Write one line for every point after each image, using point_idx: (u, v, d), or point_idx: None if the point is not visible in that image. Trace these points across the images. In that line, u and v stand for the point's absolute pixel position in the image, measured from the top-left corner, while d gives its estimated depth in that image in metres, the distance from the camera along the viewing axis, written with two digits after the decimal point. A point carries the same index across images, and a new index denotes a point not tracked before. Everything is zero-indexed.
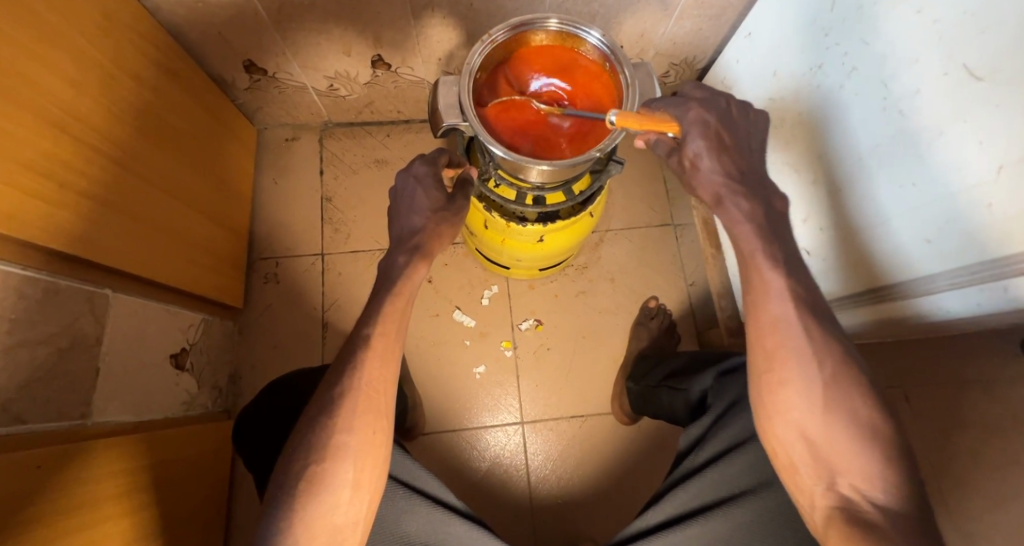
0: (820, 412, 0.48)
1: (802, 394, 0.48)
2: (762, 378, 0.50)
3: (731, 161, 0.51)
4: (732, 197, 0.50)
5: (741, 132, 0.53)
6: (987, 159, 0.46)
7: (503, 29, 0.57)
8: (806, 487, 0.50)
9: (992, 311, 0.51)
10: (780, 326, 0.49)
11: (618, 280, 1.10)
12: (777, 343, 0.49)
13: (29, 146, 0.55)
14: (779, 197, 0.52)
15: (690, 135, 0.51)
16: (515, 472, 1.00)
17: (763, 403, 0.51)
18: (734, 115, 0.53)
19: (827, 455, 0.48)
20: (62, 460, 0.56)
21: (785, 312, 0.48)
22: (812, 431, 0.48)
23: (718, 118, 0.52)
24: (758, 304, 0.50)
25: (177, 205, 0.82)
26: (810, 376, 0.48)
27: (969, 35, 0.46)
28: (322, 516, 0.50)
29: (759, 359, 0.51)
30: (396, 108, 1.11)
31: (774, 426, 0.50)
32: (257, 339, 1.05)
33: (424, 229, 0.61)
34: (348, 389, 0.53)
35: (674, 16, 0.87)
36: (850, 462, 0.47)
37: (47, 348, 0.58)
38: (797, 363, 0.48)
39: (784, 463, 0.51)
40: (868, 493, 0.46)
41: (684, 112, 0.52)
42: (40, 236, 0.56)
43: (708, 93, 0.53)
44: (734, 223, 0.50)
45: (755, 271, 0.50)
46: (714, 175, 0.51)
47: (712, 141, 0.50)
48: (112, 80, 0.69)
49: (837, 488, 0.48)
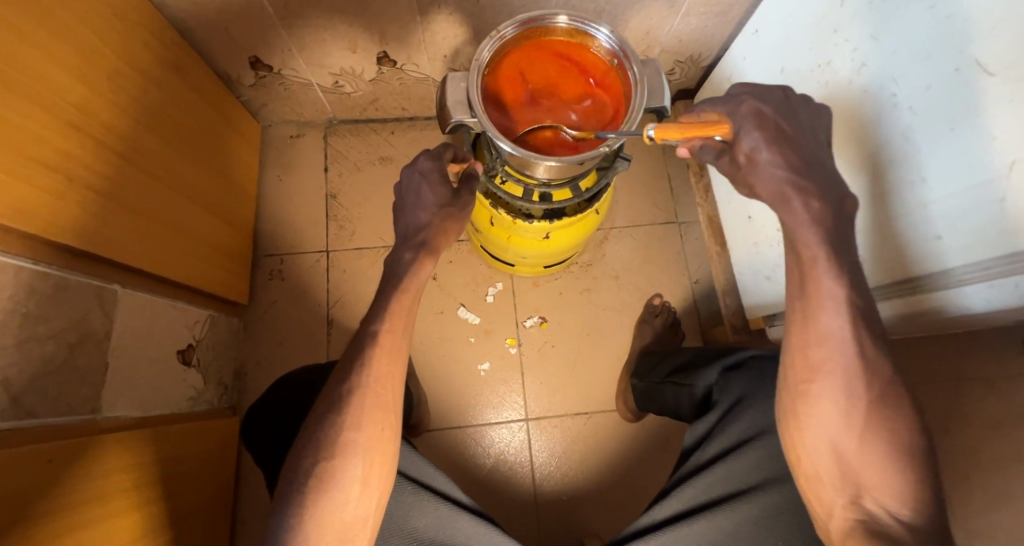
0: (854, 429, 0.48)
1: (837, 409, 0.49)
2: (800, 389, 0.51)
3: (792, 155, 0.47)
4: (800, 194, 0.46)
5: (801, 124, 0.50)
6: (999, 155, 0.46)
7: (511, 25, 0.57)
8: (826, 497, 0.51)
9: (1001, 307, 0.52)
10: (831, 340, 0.48)
11: (623, 277, 1.10)
12: (824, 356, 0.49)
13: (38, 140, 0.55)
14: (851, 197, 0.48)
15: (745, 127, 0.48)
16: (519, 468, 1.01)
17: (795, 413, 0.52)
18: (792, 107, 0.50)
19: (853, 470, 0.49)
20: (73, 454, 0.56)
21: (838, 326, 0.47)
22: (843, 445, 0.49)
23: (774, 109, 0.49)
24: (809, 315, 0.49)
25: (183, 201, 0.82)
26: (852, 395, 0.48)
27: (980, 31, 0.46)
28: (332, 513, 0.50)
29: (797, 371, 0.51)
30: (402, 105, 1.11)
31: (804, 437, 0.51)
32: (261, 336, 1.05)
33: (430, 225, 0.61)
34: (357, 386, 0.53)
35: (680, 12, 0.87)
36: (878, 478, 0.48)
37: (58, 343, 0.59)
38: (838, 378, 0.48)
39: (807, 473, 0.52)
40: (893, 509, 0.47)
41: (736, 106, 0.49)
42: (53, 231, 0.56)
43: (761, 87, 0.51)
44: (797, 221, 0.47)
45: (812, 279, 0.48)
46: (775, 173, 0.47)
47: (771, 133, 0.47)
48: (120, 75, 0.69)
49: (861, 503, 0.49)
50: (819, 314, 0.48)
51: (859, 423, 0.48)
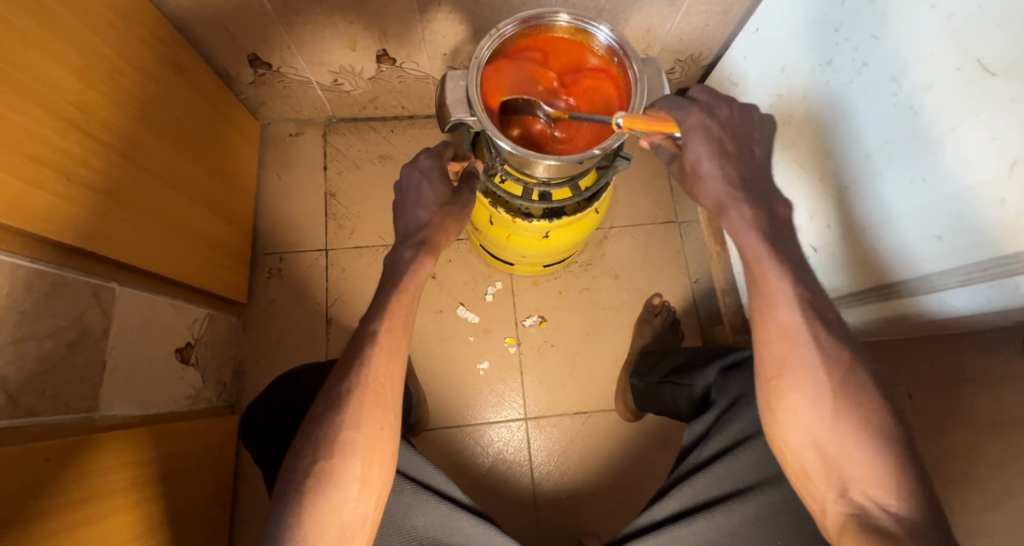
0: (832, 420, 0.48)
1: (807, 400, 0.49)
2: (770, 384, 0.51)
3: (729, 170, 0.51)
4: (734, 205, 0.50)
5: (742, 134, 0.53)
6: (998, 154, 0.46)
7: (511, 23, 0.57)
8: (818, 493, 0.50)
9: (1001, 308, 0.51)
10: (789, 334, 0.49)
11: (623, 276, 1.10)
12: (786, 350, 0.50)
13: (38, 138, 0.55)
14: (782, 203, 0.52)
15: (692, 140, 0.51)
16: (518, 467, 1.00)
17: (772, 410, 0.52)
18: (735, 119, 0.53)
19: (838, 463, 0.49)
20: (70, 452, 0.56)
21: (793, 320, 0.49)
22: (822, 438, 0.49)
23: (719, 123, 0.51)
24: (764, 311, 0.50)
25: (182, 199, 0.82)
26: (818, 385, 0.49)
27: (982, 30, 0.46)
28: (330, 513, 0.50)
29: (766, 367, 0.51)
30: (401, 104, 1.10)
31: (783, 433, 0.51)
32: (260, 335, 1.05)
33: (430, 224, 0.61)
34: (355, 386, 0.53)
35: (681, 11, 0.87)
36: (861, 469, 0.47)
37: (56, 341, 0.58)
38: (802, 368, 0.49)
39: (797, 470, 0.52)
40: (881, 500, 0.47)
41: (686, 115, 0.51)
42: (50, 230, 0.56)
43: (711, 98, 0.53)
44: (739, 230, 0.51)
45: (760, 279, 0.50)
46: (717, 184, 0.51)
47: (715, 148, 0.50)
48: (119, 73, 0.69)
49: (849, 496, 0.48)
50: (776, 308, 0.49)
51: (834, 413, 0.48)
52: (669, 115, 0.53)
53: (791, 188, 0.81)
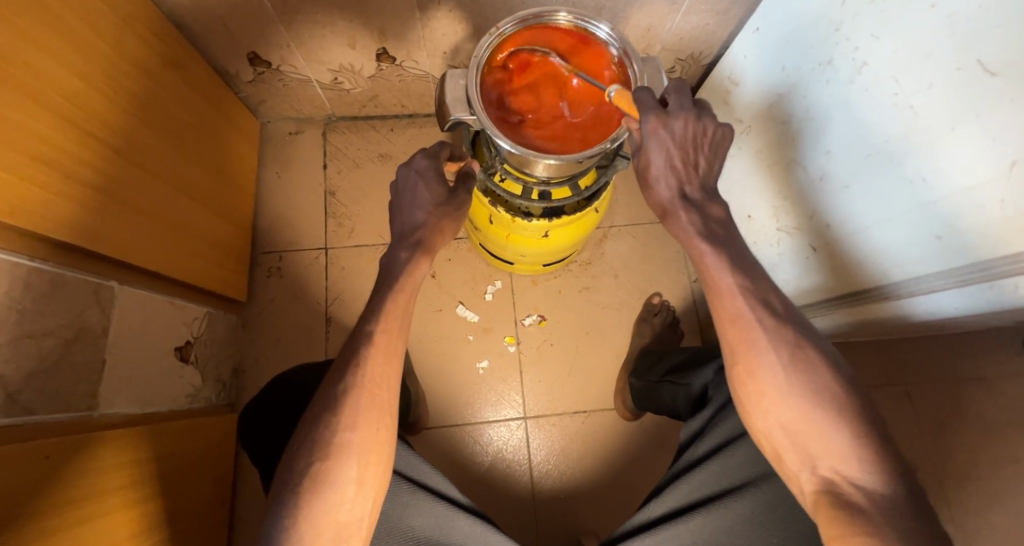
0: (792, 397, 0.49)
1: (767, 381, 0.50)
2: (730, 370, 0.52)
3: (675, 178, 0.53)
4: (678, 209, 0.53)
5: (700, 140, 0.53)
6: (999, 153, 0.46)
7: (510, 22, 0.59)
8: (792, 473, 0.50)
9: (1003, 307, 0.51)
10: (739, 321, 0.50)
11: (622, 276, 1.10)
12: (739, 335, 0.51)
13: (38, 137, 0.55)
14: (715, 204, 0.54)
15: (647, 150, 0.52)
16: (517, 466, 1.01)
17: (737, 394, 0.52)
18: (698, 131, 0.53)
19: (803, 440, 0.49)
20: (69, 451, 0.56)
21: (740, 306, 0.50)
22: (785, 418, 0.49)
23: (677, 134, 0.52)
24: (716, 302, 0.52)
25: (181, 198, 0.82)
26: (771, 366, 0.50)
27: (981, 29, 0.46)
28: (327, 514, 0.50)
29: (727, 353, 0.52)
30: (401, 102, 1.10)
31: (750, 416, 0.52)
32: (260, 333, 1.05)
33: (427, 224, 0.61)
34: (352, 386, 0.53)
35: (681, 10, 0.87)
36: (829, 445, 0.47)
37: (54, 339, 0.58)
38: (756, 349, 0.50)
39: (770, 452, 0.52)
40: (848, 474, 0.46)
41: (645, 121, 0.51)
42: (49, 228, 0.56)
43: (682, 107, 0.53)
44: (684, 232, 0.53)
45: (707, 274, 0.52)
46: (664, 187, 0.54)
47: (665, 160, 0.52)
48: (119, 72, 0.69)
49: (820, 472, 0.48)
50: (721, 295, 0.51)
51: (802, 394, 0.48)
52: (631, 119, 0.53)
53: (790, 188, 0.81)
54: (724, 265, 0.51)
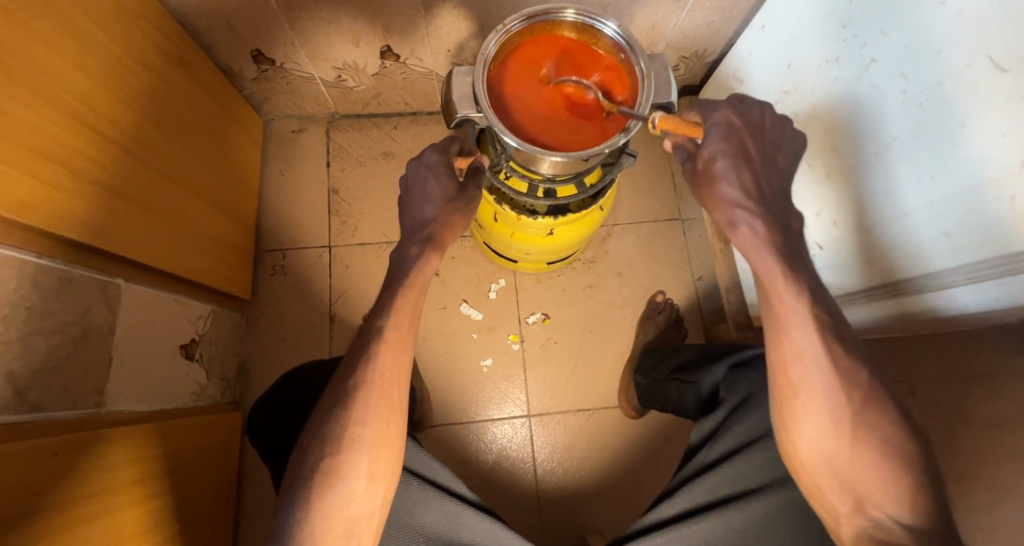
0: (848, 439, 0.50)
1: (823, 422, 0.50)
2: (785, 406, 0.52)
3: (749, 176, 0.51)
4: (743, 218, 0.50)
5: (772, 141, 0.54)
6: (1011, 151, 0.45)
7: (517, 19, 0.57)
8: (831, 507, 0.52)
9: (1011, 304, 0.51)
10: (805, 356, 0.50)
11: (626, 274, 1.10)
12: (801, 373, 0.50)
13: (43, 133, 0.55)
14: (796, 217, 0.52)
15: (713, 137, 0.52)
16: (522, 464, 1.01)
17: (789, 429, 0.53)
18: (763, 127, 0.53)
19: (852, 479, 0.50)
20: (79, 447, 0.56)
21: (810, 343, 0.50)
22: (835, 456, 0.50)
23: (745, 126, 0.52)
24: (778, 333, 0.51)
25: (187, 196, 0.82)
26: (833, 406, 0.50)
27: (992, 27, 0.46)
28: (339, 508, 0.50)
29: (781, 388, 0.52)
30: (404, 100, 1.10)
31: (798, 450, 0.52)
32: (264, 331, 1.05)
33: (437, 219, 0.61)
34: (363, 381, 0.53)
35: (686, 8, 0.87)
36: (876, 485, 0.49)
37: (62, 336, 0.58)
38: (818, 390, 0.50)
39: (809, 485, 0.53)
40: (894, 515, 0.48)
41: (712, 111, 0.53)
42: (57, 224, 0.56)
43: (746, 101, 0.54)
44: (749, 246, 0.51)
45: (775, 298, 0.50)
46: (733, 189, 0.50)
47: (735, 152, 0.51)
48: (125, 70, 0.69)
49: (864, 510, 0.50)
50: (787, 329, 0.50)
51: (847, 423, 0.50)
52: (700, 115, 0.54)
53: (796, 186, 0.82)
54: (793, 288, 0.49)
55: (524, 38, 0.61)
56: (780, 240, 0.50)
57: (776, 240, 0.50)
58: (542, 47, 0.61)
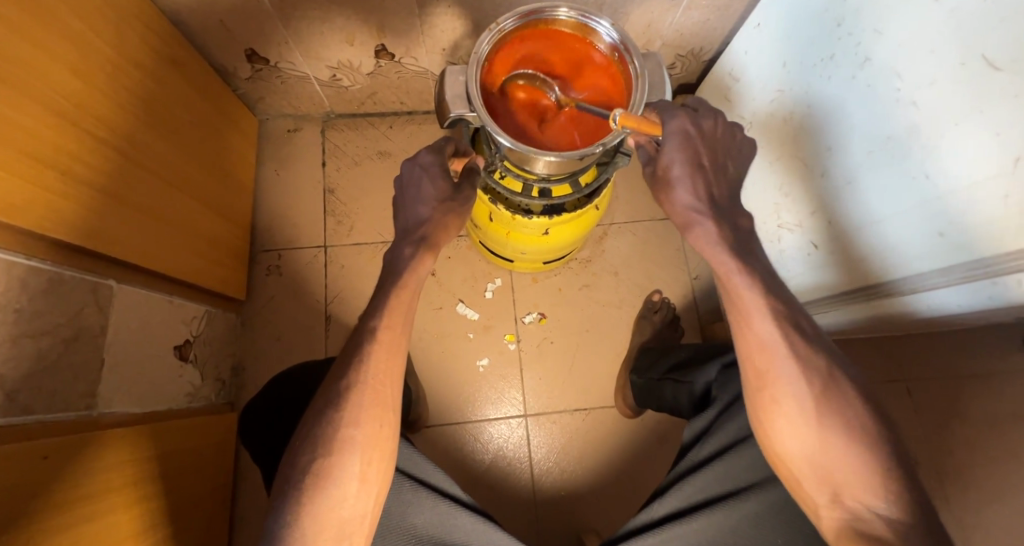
0: (820, 429, 0.49)
1: (794, 412, 0.50)
2: (757, 397, 0.52)
3: (703, 181, 0.52)
4: (699, 220, 0.51)
5: (722, 146, 0.55)
6: (1003, 150, 0.45)
7: (511, 17, 0.57)
8: (811, 501, 0.51)
9: (1002, 304, 0.52)
10: (766, 345, 0.50)
11: (622, 273, 1.10)
12: (766, 362, 0.51)
13: (33, 134, 0.55)
14: (743, 216, 0.53)
15: (670, 145, 0.52)
16: (518, 464, 1.00)
17: (762, 421, 0.53)
18: (716, 132, 0.54)
19: (828, 469, 0.49)
20: (69, 450, 0.55)
21: (771, 332, 0.50)
22: (812, 448, 0.50)
23: (699, 132, 0.53)
24: (741, 326, 0.52)
25: (180, 196, 0.82)
26: (800, 395, 0.50)
27: (988, 25, 0.46)
28: (331, 509, 0.50)
29: (750, 380, 0.52)
30: (399, 99, 1.10)
31: (773, 443, 0.52)
32: (259, 332, 1.05)
33: (431, 220, 0.61)
34: (355, 382, 0.53)
35: (682, 5, 0.86)
36: (854, 474, 0.48)
37: (52, 338, 0.58)
38: (784, 379, 0.50)
39: (788, 478, 0.52)
40: (872, 505, 0.47)
41: (671, 118, 0.53)
42: (46, 226, 0.55)
43: (700, 108, 0.56)
44: (704, 244, 0.52)
45: (732, 292, 0.51)
46: (687, 193, 0.52)
47: (690, 159, 0.52)
48: (115, 70, 0.68)
49: (842, 502, 0.49)
50: (750, 321, 0.51)
51: (814, 410, 0.49)
52: (660, 118, 0.54)
53: (791, 185, 0.82)
54: (751, 283, 0.50)
55: (495, 61, 0.60)
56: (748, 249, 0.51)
57: (728, 238, 0.51)
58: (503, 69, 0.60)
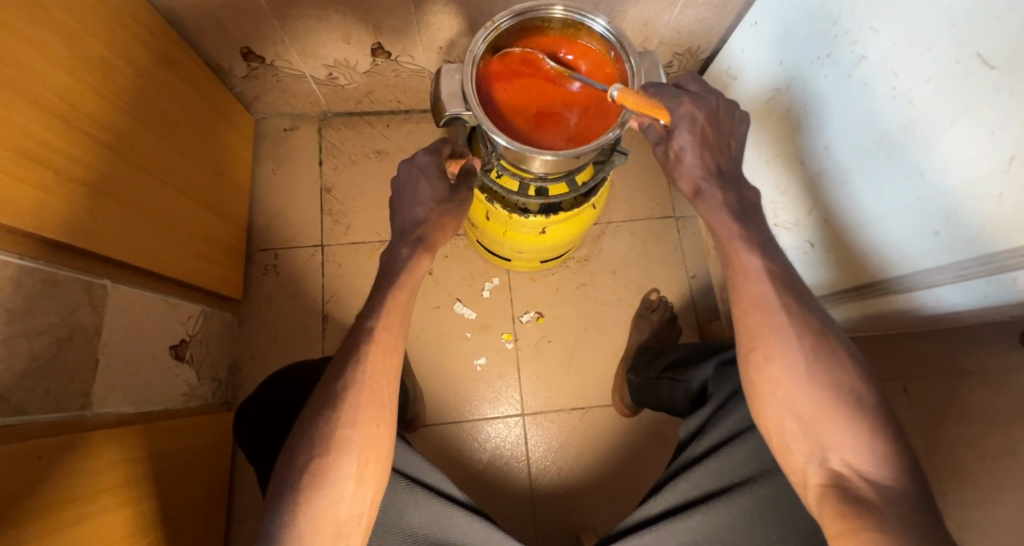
0: (809, 387, 0.49)
1: (784, 370, 0.50)
2: (748, 357, 0.52)
3: (709, 159, 0.54)
4: (708, 188, 0.54)
5: (724, 131, 0.55)
6: (998, 148, 0.45)
7: (507, 16, 0.56)
8: (797, 464, 0.50)
9: (997, 302, 0.52)
10: (761, 303, 0.52)
11: (619, 272, 1.09)
12: (759, 319, 0.51)
13: (27, 134, 0.54)
14: (750, 188, 0.56)
15: (677, 131, 0.53)
16: (516, 463, 1.01)
17: (753, 383, 0.52)
18: (721, 113, 0.55)
19: (816, 430, 0.49)
20: (60, 450, 0.55)
21: (765, 291, 0.51)
22: (801, 408, 0.49)
23: (706, 115, 0.54)
24: (738, 285, 0.53)
25: (175, 194, 0.81)
26: (791, 352, 0.50)
27: (983, 22, 0.45)
28: (327, 510, 0.50)
29: (743, 339, 0.53)
30: (396, 98, 1.09)
31: (762, 402, 0.51)
32: (257, 331, 1.05)
33: (429, 221, 0.61)
34: (352, 382, 0.52)
35: (679, 3, 0.86)
36: (841, 435, 0.47)
37: (45, 338, 0.58)
38: (775, 337, 0.51)
39: (776, 442, 0.52)
40: (858, 465, 0.47)
41: (677, 104, 0.53)
42: (39, 225, 0.55)
43: (701, 90, 0.56)
44: (710, 212, 0.54)
45: (734, 256, 0.53)
46: (694, 168, 0.54)
47: (696, 141, 0.53)
48: (108, 67, 0.68)
49: (828, 463, 0.48)
50: (745, 280, 0.53)
51: (806, 369, 0.49)
52: (662, 101, 0.54)
53: (786, 182, 0.82)
54: (750, 248, 0.53)
55: (488, 62, 0.60)
56: (755, 235, 0.53)
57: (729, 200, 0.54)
58: (493, 88, 0.60)
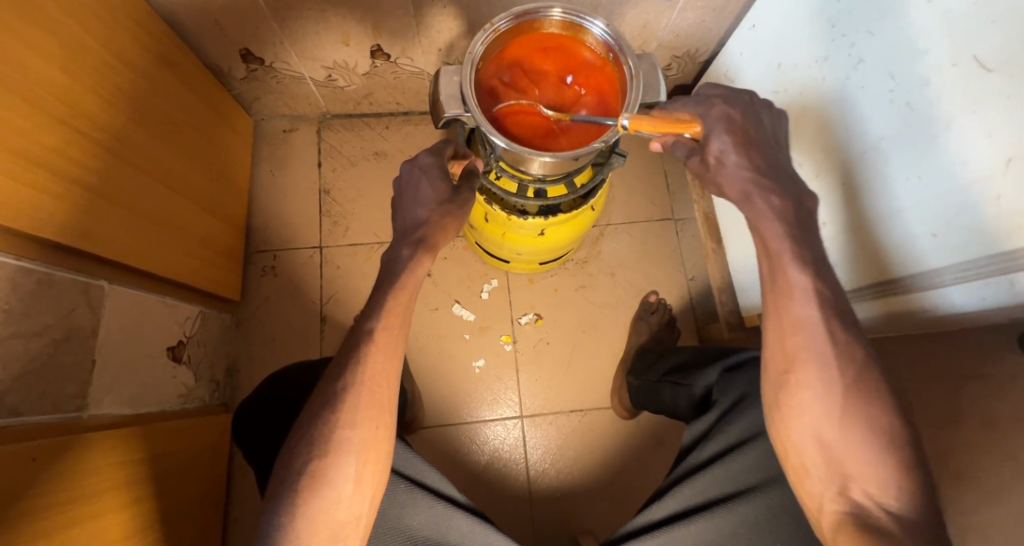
0: (839, 419, 0.48)
1: (817, 399, 0.49)
2: (781, 379, 0.51)
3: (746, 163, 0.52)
4: (761, 193, 0.51)
5: (766, 128, 0.54)
6: (996, 151, 0.45)
7: (505, 18, 0.56)
8: (816, 490, 0.50)
9: (997, 305, 0.51)
10: (803, 327, 0.50)
11: (619, 274, 1.10)
12: (796, 343, 0.50)
13: (23, 135, 0.54)
14: (811, 196, 0.53)
15: (713, 132, 0.53)
16: (514, 465, 1.00)
17: (779, 402, 0.52)
18: (758, 107, 0.55)
19: (840, 460, 0.49)
20: (55, 451, 0.55)
21: (810, 313, 0.50)
22: (829, 437, 0.49)
23: (742, 113, 0.54)
24: (780, 303, 0.51)
25: (173, 195, 0.81)
26: (829, 381, 0.49)
27: (982, 26, 0.45)
28: (327, 512, 0.49)
29: (777, 360, 0.52)
30: (395, 100, 1.10)
31: (788, 425, 0.51)
32: (256, 332, 1.05)
33: (430, 221, 0.61)
34: (351, 383, 0.52)
35: (677, 6, 0.86)
36: (867, 469, 0.47)
37: (42, 340, 0.57)
38: (813, 364, 0.50)
39: (796, 466, 0.51)
40: (880, 500, 0.47)
41: (709, 108, 0.54)
42: (36, 227, 0.55)
43: (728, 90, 0.55)
44: (760, 217, 0.51)
45: (780, 270, 0.51)
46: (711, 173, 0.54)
47: (734, 140, 0.52)
48: (106, 67, 0.68)
49: (848, 494, 0.48)
50: (791, 302, 0.50)
51: (838, 398, 0.49)
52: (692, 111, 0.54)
53: None
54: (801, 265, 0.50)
55: (487, 65, 0.60)
56: (808, 252, 0.50)
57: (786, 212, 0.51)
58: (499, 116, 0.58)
